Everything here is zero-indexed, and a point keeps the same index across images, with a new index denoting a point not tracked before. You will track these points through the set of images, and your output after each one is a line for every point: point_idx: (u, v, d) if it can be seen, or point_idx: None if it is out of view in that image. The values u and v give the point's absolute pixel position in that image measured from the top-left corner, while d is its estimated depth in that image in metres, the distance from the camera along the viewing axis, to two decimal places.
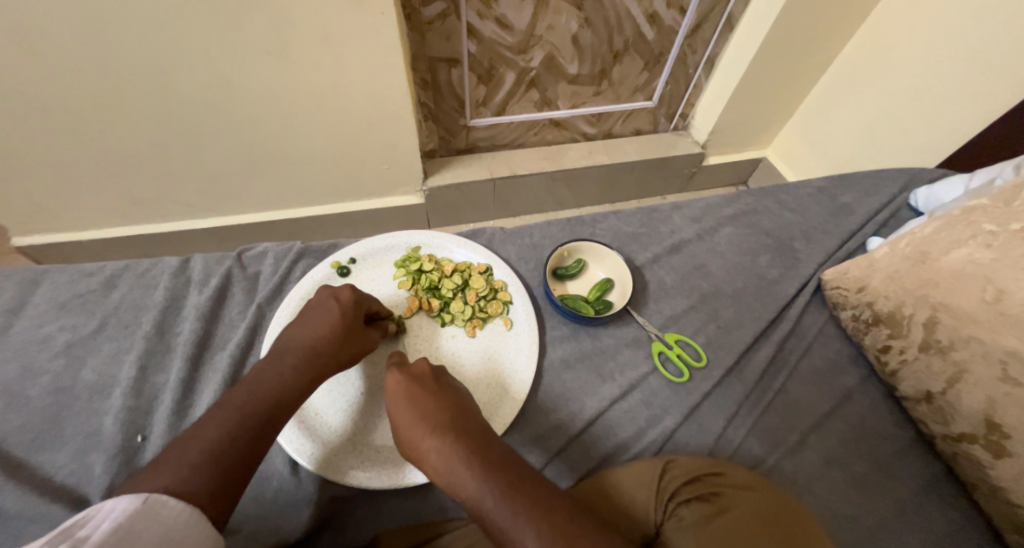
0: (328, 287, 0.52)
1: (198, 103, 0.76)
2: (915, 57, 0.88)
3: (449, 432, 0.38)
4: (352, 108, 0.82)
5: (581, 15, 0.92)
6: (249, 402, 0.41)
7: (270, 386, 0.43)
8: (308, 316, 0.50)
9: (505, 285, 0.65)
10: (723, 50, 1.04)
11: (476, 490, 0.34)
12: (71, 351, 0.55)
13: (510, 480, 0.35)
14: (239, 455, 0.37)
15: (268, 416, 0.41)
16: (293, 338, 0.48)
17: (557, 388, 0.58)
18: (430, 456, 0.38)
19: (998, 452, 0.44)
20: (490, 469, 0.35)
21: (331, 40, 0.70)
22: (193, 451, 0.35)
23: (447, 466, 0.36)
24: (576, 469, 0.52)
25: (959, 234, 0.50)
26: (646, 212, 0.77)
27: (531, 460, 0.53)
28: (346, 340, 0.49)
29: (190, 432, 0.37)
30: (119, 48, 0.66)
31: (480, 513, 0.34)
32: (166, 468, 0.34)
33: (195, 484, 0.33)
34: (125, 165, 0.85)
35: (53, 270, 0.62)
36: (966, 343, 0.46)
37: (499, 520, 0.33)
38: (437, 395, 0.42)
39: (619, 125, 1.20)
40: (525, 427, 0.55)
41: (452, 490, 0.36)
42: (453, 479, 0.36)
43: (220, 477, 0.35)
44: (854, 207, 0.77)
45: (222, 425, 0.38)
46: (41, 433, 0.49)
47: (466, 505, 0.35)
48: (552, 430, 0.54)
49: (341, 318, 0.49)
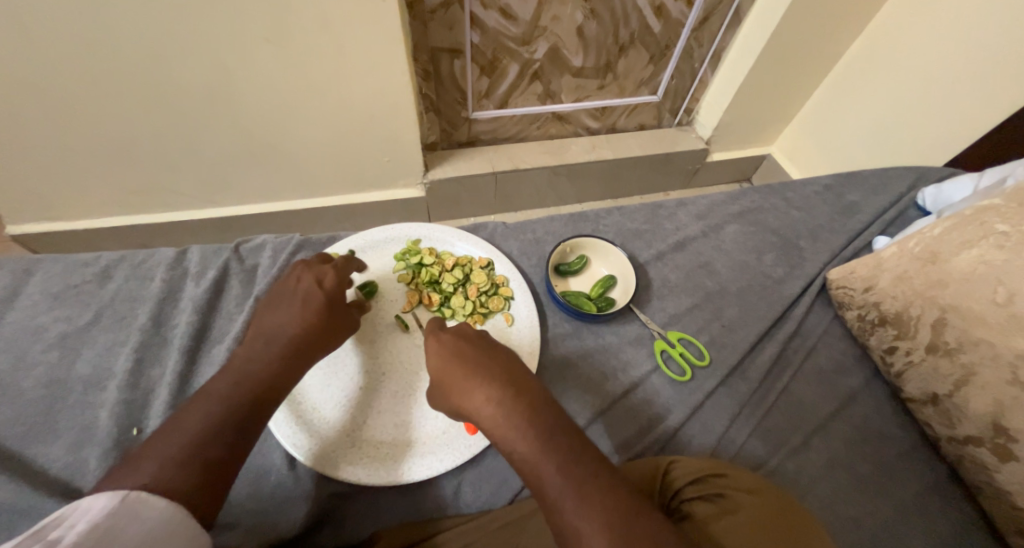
0: (309, 269, 0.50)
1: (196, 91, 0.74)
2: (925, 53, 0.87)
3: (508, 390, 0.39)
4: (352, 98, 0.81)
5: (586, 6, 0.90)
6: (233, 395, 0.40)
7: (254, 378, 0.42)
8: (287, 298, 0.48)
9: (506, 280, 0.64)
10: (730, 44, 1.02)
11: (532, 453, 0.36)
12: (65, 343, 0.54)
13: (568, 446, 0.36)
14: (225, 449, 0.36)
15: (252, 409, 0.40)
16: (276, 323, 0.46)
17: (586, 372, 0.58)
18: (488, 413, 0.39)
19: (1005, 455, 0.44)
20: (549, 432, 0.37)
21: (331, 28, 0.69)
22: (174, 446, 0.34)
23: (504, 423, 0.38)
24: (619, 434, 0.54)
25: (970, 235, 0.49)
26: (650, 208, 0.76)
27: (577, 417, 0.55)
28: (330, 325, 0.48)
29: (169, 426, 0.36)
30: (114, 34, 0.64)
31: (531, 474, 0.35)
32: (147, 464, 0.33)
33: (177, 480, 0.33)
34: (122, 155, 0.83)
35: (47, 260, 0.61)
36: (975, 345, 0.46)
37: (556, 483, 0.34)
38: (491, 356, 0.43)
39: (623, 119, 1.18)
40: (569, 395, 0.56)
41: (505, 446, 0.37)
42: (508, 438, 0.37)
43: (205, 473, 0.34)
44: (861, 206, 0.76)
45: (205, 418, 0.37)
46: (35, 426, 0.49)
47: (517, 463, 0.36)
48: (593, 394, 0.56)
49: (325, 302, 0.48)
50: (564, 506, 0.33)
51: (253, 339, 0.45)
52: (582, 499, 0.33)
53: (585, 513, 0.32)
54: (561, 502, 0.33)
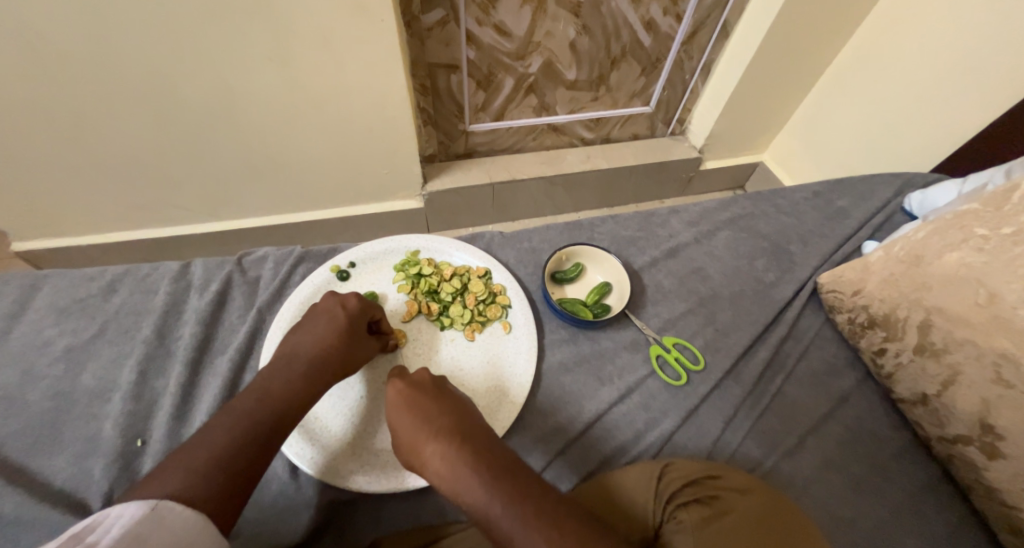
0: (334, 295, 0.53)
1: (201, 108, 0.77)
2: (907, 63, 0.90)
3: (454, 439, 0.40)
4: (352, 113, 0.83)
5: (579, 22, 0.93)
6: (257, 410, 0.41)
7: (277, 393, 0.43)
8: (313, 323, 0.50)
9: (504, 289, 0.65)
10: (719, 56, 1.05)
11: (481, 497, 0.36)
12: (70, 356, 0.55)
13: (513, 486, 0.36)
14: (246, 462, 0.37)
15: (276, 424, 0.41)
16: (299, 345, 0.48)
17: (556, 393, 0.58)
18: (435, 462, 0.39)
19: (992, 453, 0.45)
20: (494, 473, 0.37)
21: (332, 46, 0.71)
22: (199, 458, 0.35)
23: (452, 474, 0.38)
24: (578, 470, 0.52)
25: (951, 238, 0.50)
26: (643, 216, 0.77)
27: (532, 461, 0.53)
28: (351, 345, 0.50)
29: (198, 438, 0.37)
30: (125, 54, 0.67)
31: (485, 518, 0.36)
32: (173, 474, 0.34)
33: (202, 490, 0.33)
34: (126, 170, 0.85)
35: (54, 274, 0.62)
36: (960, 345, 0.47)
37: (505, 525, 0.34)
38: (438, 406, 0.43)
39: (617, 130, 1.21)
40: (526, 428, 0.55)
41: (457, 497, 0.37)
42: (458, 485, 0.37)
43: (228, 483, 0.35)
44: (849, 211, 0.78)
45: (232, 431, 0.38)
46: (40, 438, 0.49)
47: (469, 511, 0.37)
48: (551, 433, 0.55)
49: (347, 326, 0.50)
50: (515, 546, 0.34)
51: (279, 358, 0.47)
52: (529, 537, 0.33)
53: None
54: (513, 545, 0.34)
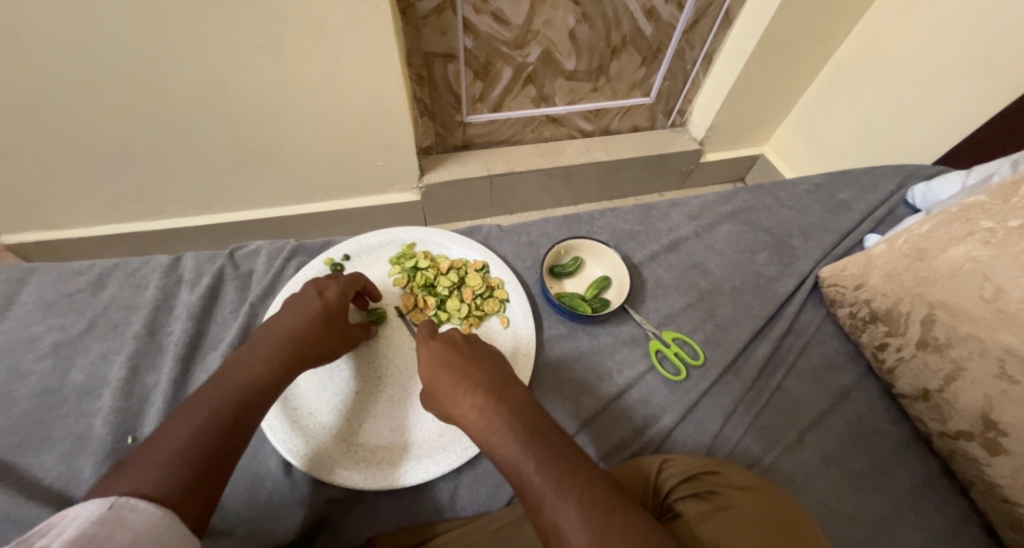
0: (314, 282, 0.52)
1: (191, 98, 0.75)
2: (912, 53, 0.88)
3: (490, 393, 0.40)
4: (347, 104, 0.81)
5: (578, 10, 0.91)
6: (218, 397, 0.39)
7: (240, 378, 0.42)
8: (287, 310, 0.49)
9: (501, 282, 0.64)
10: (721, 46, 1.03)
11: (516, 453, 0.36)
12: (59, 351, 0.54)
13: (548, 446, 0.37)
14: (210, 451, 0.36)
15: (242, 409, 0.40)
16: (268, 328, 0.47)
17: (580, 369, 0.59)
18: (470, 413, 0.40)
19: (995, 450, 0.44)
20: (529, 431, 0.38)
21: (325, 34, 0.69)
22: (162, 453, 0.34)
23: (488, 427, 0.38)
24: (607, 440, 0.54)
25: (956, 232, 0.49)
26: (643, 209, 0.76)
27: (564, 425, 0.54)
28: (325, 335, 0.49)
29: (159, 432, 0.36)
30: (109, 43, 0.65)
31: (518, 474, 0.36)
32: (137, 471, 0.33)
33: (166, 486, 0.32)
34: (117, 162, 0.84)
35: (41, 268, 0.61)
36: (963, 340, 0.46)
37: (538, 483, 0.35)
38: (475, 361, 0.44)
39: (617, 121, 1.19)
40: (557, 399, 0.56)
41: (492, 451, 0.38)
42: (493, 438, 0.38)
43: (195, 477, 0.34)
44: (851, 204, 0.77)
45: (194, 420, 0.37)
46: (28, 435, 0.49)
47: (501, 465, 0.37)
48: (581, 403, 0.56)
49: (321, 316, 0.49)
50: (546, 506, 0.34)
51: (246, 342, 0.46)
52: (563, 498, 0.33)
53: (566, 511, 0.33)
54: (543, 504, 0.34)
